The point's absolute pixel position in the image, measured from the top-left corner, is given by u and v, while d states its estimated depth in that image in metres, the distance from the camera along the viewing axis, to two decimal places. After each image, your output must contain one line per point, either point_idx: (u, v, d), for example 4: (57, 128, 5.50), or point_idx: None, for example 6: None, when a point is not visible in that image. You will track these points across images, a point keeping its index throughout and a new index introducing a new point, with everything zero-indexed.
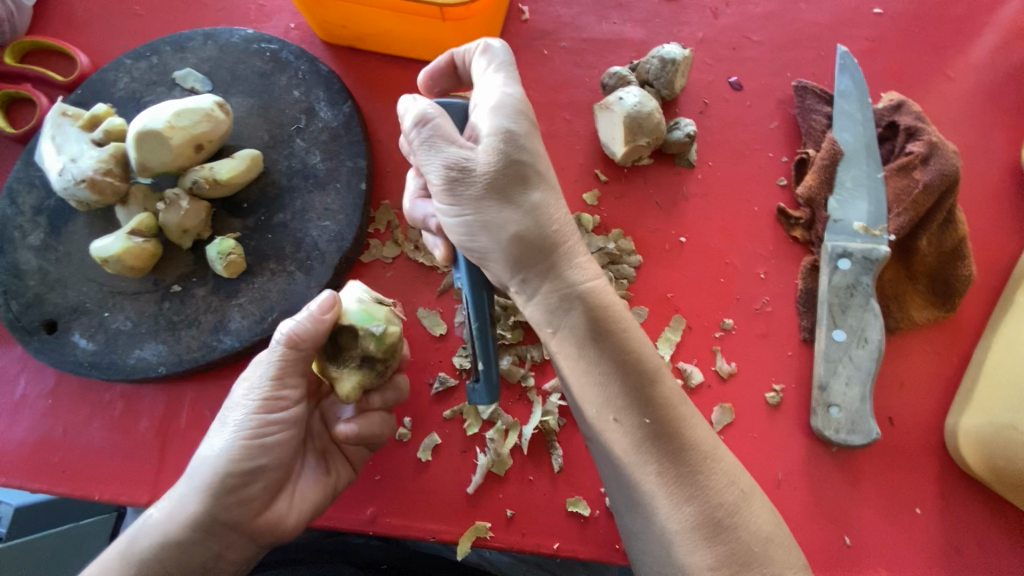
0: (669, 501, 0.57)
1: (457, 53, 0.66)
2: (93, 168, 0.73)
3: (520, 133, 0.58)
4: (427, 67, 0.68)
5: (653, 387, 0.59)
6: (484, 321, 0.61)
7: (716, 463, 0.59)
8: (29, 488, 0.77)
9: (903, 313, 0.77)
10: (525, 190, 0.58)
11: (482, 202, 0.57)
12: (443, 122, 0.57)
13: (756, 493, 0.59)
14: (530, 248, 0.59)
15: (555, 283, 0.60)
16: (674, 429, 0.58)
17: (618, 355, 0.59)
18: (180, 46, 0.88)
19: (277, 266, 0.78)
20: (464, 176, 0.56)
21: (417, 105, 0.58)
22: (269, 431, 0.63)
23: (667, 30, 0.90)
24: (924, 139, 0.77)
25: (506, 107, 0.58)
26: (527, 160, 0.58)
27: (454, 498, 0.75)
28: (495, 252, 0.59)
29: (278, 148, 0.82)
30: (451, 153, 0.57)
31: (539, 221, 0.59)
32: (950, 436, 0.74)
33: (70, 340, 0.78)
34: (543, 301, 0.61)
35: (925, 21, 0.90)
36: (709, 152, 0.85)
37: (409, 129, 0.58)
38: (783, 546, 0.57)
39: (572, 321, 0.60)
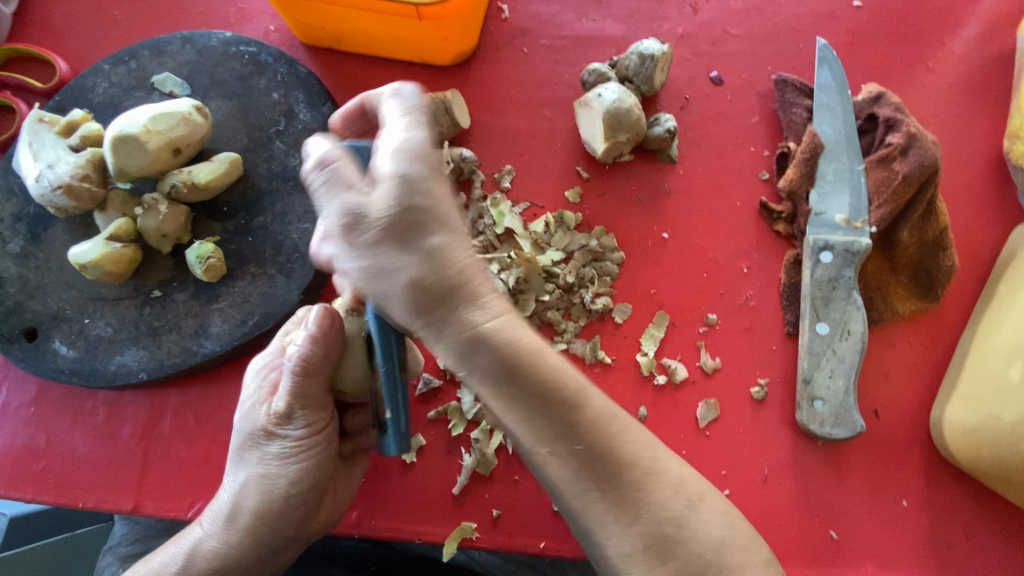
0: (616, 523, 0.54)
1: (368, 95, 0.61)
2: (70, 174, 0.73)
3: (417, 179, 0.52)
4: (340, 108, 0.64)
5: (578, 413, 0.53)
6: (394, 368, 0.58)
7: (657, 476, 0.55)
8: (14, 497, 0.77)
9: (886, 305, 0.77)
10: (421, 234, 0.51)
11: (376, 248, 0.52)
12: (343, 166, 0.53)
13: (706, 498, 0.57)
14: (431, 293, 0.52)
15: (459, 325, 0.52)
16: (605, 456, 0.53)
17: (536, 390, 0.52)
18: (158, 51, 0.87)
19: (257, 269, 0.78)
20: (359, 221, 0.52)
21: (320, 148, 0.55)
22: (309, 456, 0.61)
23: (648, 26, 0.90)
24: (903, 131, 0.77)
25: (407, 150, 0.52)
26: (420, 207, 0.52)
27: (440, 499, 0.75)
28: (392, 300, 0.53)
29: (258, 151, 0.82)
30: (346, 199, 0.52)
31: (434, 266, 0.51)
32: (935, 429, 0.74)
33: (50, 348, 0.77)
34: (449, 345, 0.53)
35: (905, 12, 0.90)
36: (690, 147, 0.85)
37: (309, 172, 0.55)
38: (741, 547, 0.55)
39: (482, 362, 0.52)
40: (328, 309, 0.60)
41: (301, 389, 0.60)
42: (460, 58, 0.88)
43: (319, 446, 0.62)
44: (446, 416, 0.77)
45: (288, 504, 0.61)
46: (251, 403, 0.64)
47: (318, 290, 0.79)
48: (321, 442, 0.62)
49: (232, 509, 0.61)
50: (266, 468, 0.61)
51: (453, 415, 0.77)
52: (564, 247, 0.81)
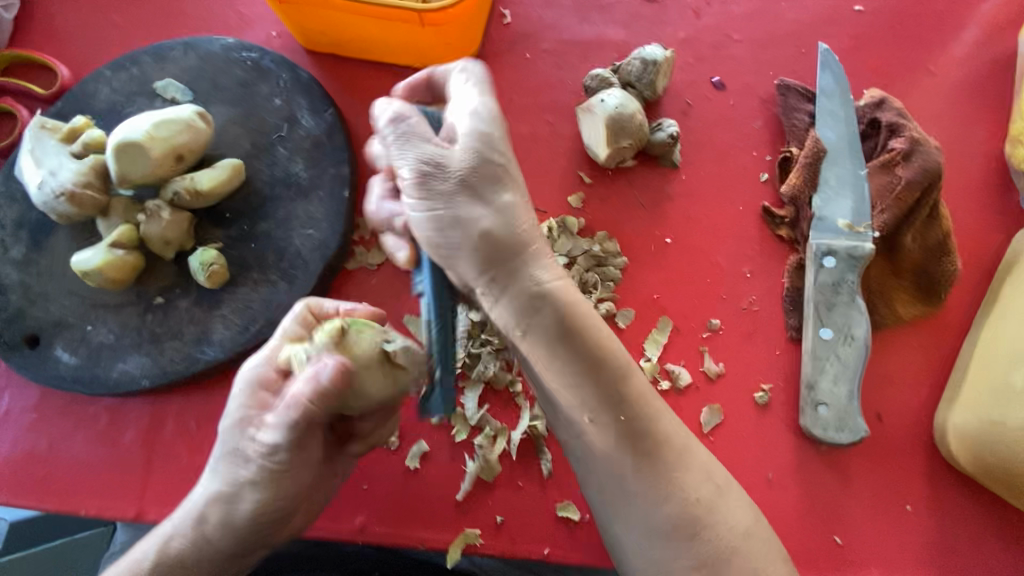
0: (653, 496, 0.57)
1: (437, 70, 0.60)
2: (72, 181, 0.73)
3: (496, 138, 0.56)
4: (402, 81, 0.62)
5: (623, 384, 0.58)
6: (446, 329, 0.55)
7: (690, 457, 0.59)
8: (16, 504, 0.77)
9: (889, 309, 0.77)
10: (498, 189, 0.55)
11: (453, 197, 0.54)
12: (419, 121, 0.54)
13: (732, 489, 0.60)
14: (502, 250, 0.55)
15: (523, 283, 0.57)
16: (646, 426, 0.58)
17: (589, 353, 0.58)
18: (160, 56, 0.87)
19: (260, 275, 0.78)
20: (437, 173, 0.53)
21: (392, 104, 0.55)
22: (290, 483, 0.61)
23: (650, 31, 0.90)
24: (906, 136, 0.77)
25: (485, 111, 0.56)
26: (497, 164, 0.55)
27: (444, 504, 0.75)
28: (460, 254, 0.54)
29: (261, 156, 0.82)
30: (426, 149, 0.53)
31: (508, 222, 0.56)
32: (938, 433, 0.74)
33: (53, 354, 0.77)
34: (510, 302, 0.57)
35: (906, 17, 0.90)
36: (692, 152, 0.85)
37: (381, 126, 0.54)
38: (763, 539, 0.58)
39: (542, 320, 0.57)
40: (343, 363, 0.54)
41: (292, 427, 0.56)
42: (462, 63, 0.88)
43: (301, 475, 0.61)
44: (449, 423, 0.77)
45: (256, 522, 0.61)
46: (236, 419, 0.60)
47: (321, 296, 0.79)
48: (300, 470, 0.61)
49: (200, 518, 0.61)
50: (238, 488, 0.59)
51: (456, 422, 0.77)
52: (567, 252, 0.81)
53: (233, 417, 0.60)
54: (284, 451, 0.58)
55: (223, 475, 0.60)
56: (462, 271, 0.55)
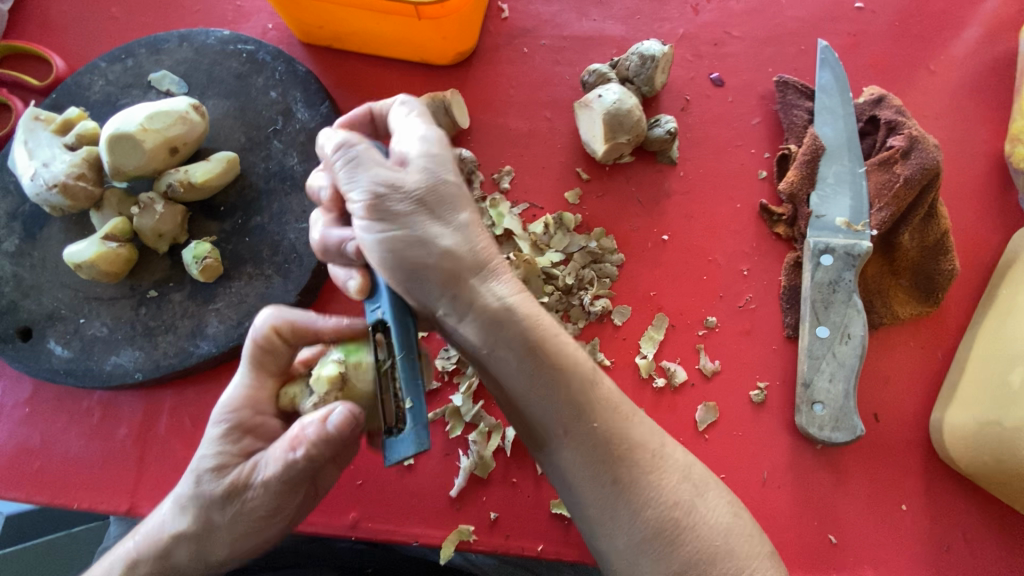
0: (630, 506, 0.56)
1: (374, 106, 0.65)
2: (65, 172, 0.73)
3: (446, 158, 0.56)
4: (345, 115, 0.66)
5: (595, 391, 0.57)
6: (411, 351, 0.50)
7: (665, 461, 0.58)
8: (8, 498, 0.76)
9: (887, 309, 0.76)
10: (456, 208, 0.55)
11: (410, 218, 0.53)
12: (366, 146, 0.55)
13: (712, 486, 0.60)
14: (461, 266, 0.55)
15: (485, 298, 0.55)
16: (619, 435, 0.57)
17: (557, 365, 0.56)
18: (156, 48, 0.87)
19: (254, 270, 0.77)
20: (391, 193, 0.53)
21: (339, 132, 0.56)
22: (269, 523, 0.60)
23: (649, 27, 0.90)
24: (905, 133, 0.76)
25: (433, 135, 0.57)
26: (452, 185, 0.55)
27: (437, 501, 0.74)
28: (421, 273, 0.53)
29: (256, 150, 0.81)
30: (379, 173, 0.53)
31: (467, 238, 0.55)
32: (935, 433, 0.74)
33: (45, 347, 0.77)
34: (474, 319, 0.55)
35: (907, 14, 0.90)
36: (690, 149, 0.85)
37: (330, 154, 0.56)
38: (745, 536, 0.57)
39: (507, 336, 0.55)
40: (352, 411, 0.54)
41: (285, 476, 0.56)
42: (460, 57, 0.88)
43: (281, 515, 0.60)
44: (444, 419, 0.77)
45: (225, 559, 0.60)
46: (216, 463, 0.57)
47: (316, 291, 0.79)
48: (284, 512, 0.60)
49: (166, 552, 0.58)
50: (212, 530, 0.58)
51: (451, 418, 0.77)
52: (563, 249, 0.80)
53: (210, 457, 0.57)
54: (272, 500, 0.57)
55: (196, 515, 0.57)
56: (425, 291, 0.54)
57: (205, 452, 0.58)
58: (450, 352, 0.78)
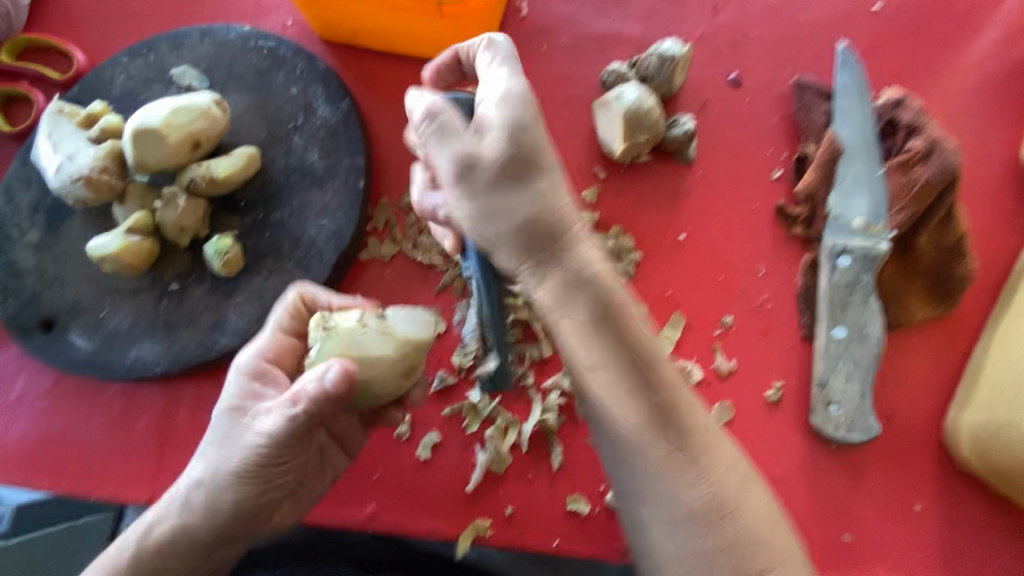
0: (676, 486, 0.57)
1: (461, 48, 0.65)
2: (89, 166, 0.73)
3: (527, 124, 0.55)
4: (433, 62, 0.67)
5: (658, 376, 0.57)
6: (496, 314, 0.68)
7: (715, 450, 0.59)
8: (30, 487, 0.77)
9: (903, 310, 0.77)
10: (534, 175, 0.54)
11: (492, 189, 0.54)
12: (449, 116, 0.55)
13: (755, 482, 0.61)
14: (541, 232, 0.55)
15: (565, 266, 0.55)
16: (677, 418, 0.57)
17: (630, 343, 0.55)
18: (177, 44, 0.87)
19: (274, 264, 0.78)
20: (474, 165, 0.53)
21: (425, 99, 0.56)
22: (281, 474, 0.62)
23: (667, 26, 0.90)
24: (924, 136, 0.77)
25: (513, 96, 0.56)
26: (530, 148, 0.54)
27: (454, 495, 0.75)
28: (503, 241, 0.55)
29: (276, 145, 0.82)
30: (458, 146, 0.54)
31: (546, 204, 0.55)
32: (951, 433, 0.74)
33: (67, 339, 0.78)
34: (553, 287, 0.55)
35: (925, 16, 0.90)
36: (708, 149, 0.85)
37: (418, 123, 0.56)
38: (781, 532, 0.60)
39: (582, 306, 0.55)
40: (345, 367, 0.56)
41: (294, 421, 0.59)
42: None
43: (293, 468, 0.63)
44: (461, 414, 0.77)
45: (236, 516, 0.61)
46: (237, 407, 0.62)
47: (335, 285, 0.80)
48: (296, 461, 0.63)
49: (186, 501, 0.61)
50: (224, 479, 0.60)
51: (467, 414, 0.77)
52: None
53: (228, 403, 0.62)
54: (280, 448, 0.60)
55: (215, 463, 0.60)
56: (506, 257, 0.56)
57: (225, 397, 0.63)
58: (467, 348, 0.78)
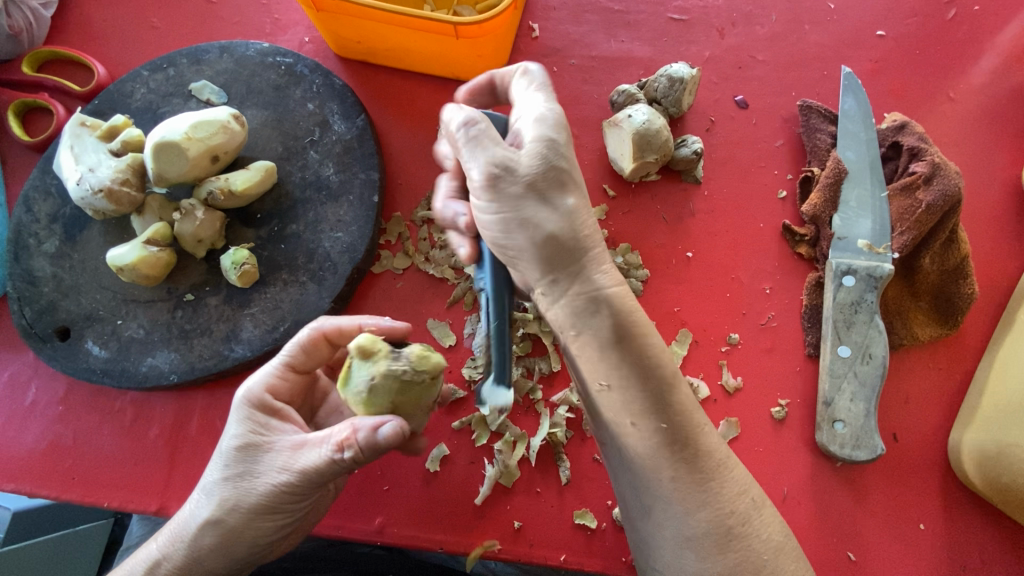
0: (684, 505, 0.58)
1: (497, 74, 0.65)
2: (111, 178, 0.75)
3: (561, 144, 0.57)
4: (467, 85, 0.68)
5: (672, 393, 0.59)
6: (505, 322, 0.58)
7: (729, 472, 0.60)
8: (40, 495, 0.78)
9: (907, 330, 0.78)
10: (564, 194, 0.57)
11: (520, 202, 0.56)
12: (489, 126, 0.56)
13: (767, 503, 0.61)
14: (562, 252, 0.58)
15: (584, 285, 0.59)
16: (691, 435, 0.59)
17: (642, 362, 0.59)
18: (197, 59, 0.89)
19: (289, 276, 0.79)
20: (506, 175, 0.55)
21: (465, 109, 0.58)
22: (289, 507, 0.60)
23: (675, 49, 0.92)
24: (927, 160, 0.78)
25: (549, 117, 0.58)
26: (563, 170, 0.57)
27: (462, 508, 0.76)
28: (524, 256, 0.58)
29: (293, 160, 0.84)
30: (496, 153, 0.55)
31: (573, 226, 0.58)
32: (953, 453, 0.75)
33: (82, 347, 0.78)
34: (568, 304, 0.59)
35: (927, 43, 0.92)
36: (714, 168, 0.87)
37: (455, 129, 0.57)
38: (792, 556, 0.59)
39: (598, 324, 0.59)
40: (401, 427, 0.56)
41: (327, 469, 0.57)
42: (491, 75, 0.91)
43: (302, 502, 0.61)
44: (470, 427, 0.78)
45: (245, 542, 0.61)
46: (244, 442, 0.60)
47: (348, 298, 0.81)
48: (303, 502, 0.61)
49: (195, 532, 0.60)
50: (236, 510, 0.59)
51: (476, 426, 0.78)
52: None
53: (235, 442, 0.60)
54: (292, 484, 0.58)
55: (223, 501, 0.59)
56: (524, 271, 0.59)
57: (234, 432, 0.61)
58: (477, 362, 0.80)
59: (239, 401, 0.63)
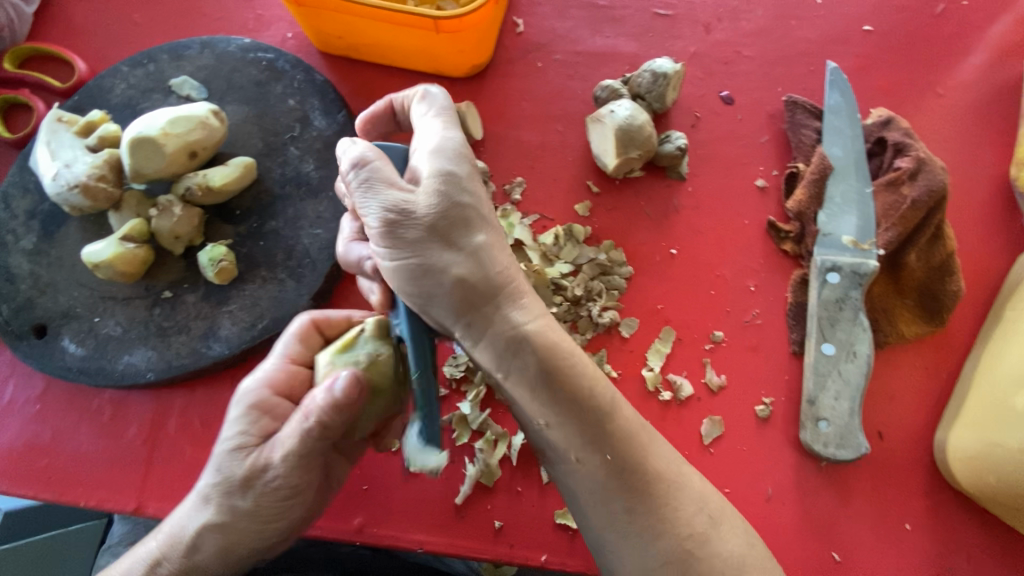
0: (643, 534, 0.58)
1: (395, 99, 0.67)
2: (87, 173, 0.74)
3: (461, 176, 0.57)
4: (365, 112, 0.69)
5: (610, 425, 0.59)
6: (427, 369, 0.56)
7: (683, 491, 0.60)
8: (16, 494, 0.77)
9: (892, 328, 0.77)
10: (469, 232, 0.57)
11: (423, 246, 0.56)
12: (382, 164, 0.56)
13: (725, 518, 0.60)
14: (476, 292, 0.57)
15: (502, 324, 0.58)
16: (634, 463, 0.59)
17: (573, 396, 0.59)
18: (177, 55, 0.89)
19: (268, 273, 0.78)
20: (405, 219, 0.55)
21: (357, 146, 0.57)
22: (290, 500, 0.60)
23: (661, 44, 0.92)
24: (912, 155, 0.78)
25: (446, 148, 0.59)
26: (465, 207, 0.57)
27: (442, 507, 0.75)
28: (436, 298, 0.57)
29: (273, 156, 0.83)
30: (389, 196, 0.55)
31: (483, 264, 0.58)
32: (939, 452, 0.74)
33: (59, 345, 0.78)
34: (490, 345, 0.59)
35: (914, 38, 0.91)
36: (699, 165, 0.86)
37: (346, 171, 0.57)
38: (760, 565, 0.59)
39: (524, 363, 0.58)
40: (355, 376, 0.55)
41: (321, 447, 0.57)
42: (474, 71, 0.90)
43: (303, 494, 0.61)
44: (451, 426, 0.77)
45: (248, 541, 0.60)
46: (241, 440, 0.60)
47: (328, 295, 0.80)
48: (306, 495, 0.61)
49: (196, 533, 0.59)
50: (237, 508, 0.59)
51: (457, 425, 0.77)
52: (572, 260, 0.81)
53: (233, 442, 0.60)
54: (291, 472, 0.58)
55: (223, 499, 0.59)
56: (439, 315, 0.57)
57: (232, 429, 0.60)
58: (458, 359, 0.78)
59: (239, 397, 0.63)
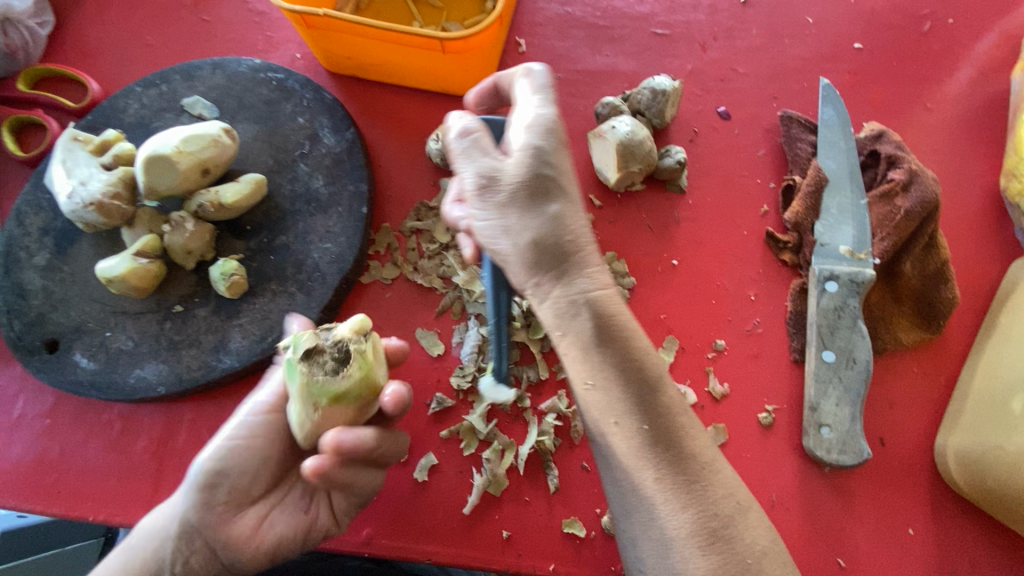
0: (667, 505, 0.58)
1: (501, 76, 0.69)
2: (101, 191, 0.75)
3: (547, 151, 0.61)
4: (477, 88, 0.72)
5: (655, 397, 0.62)
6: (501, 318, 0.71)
7: (714, 474, 0.60)
8: (25, 509, 0.77)
9: (891, 335, 0.79)
10: (547, 200, 0.61)
11: (506, 207, 0.61)
12: (483, 136, 0.63)
13: (753, 507, 0.61)
14: (545, 254, 0.62)
15: (565, 287, 0.63)
16: (674, 437, 0.61)
17: (624, 362, 0.61)
18: (189, 75, 0.91)
19: (278, 287, 0.80)
20: (492, 182, 0.61)
21: (464, 119, 0.64)
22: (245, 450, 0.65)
23: (659, 62, 0.95)
24: (905, 167, 0.80)
25: (539, 123, 0.62)
26: (548, 177, 0.61)
27: (450, 518, 0.75)
28: (511, 257, 0.63)
29: (283, 172, 0.85)
30: (484, 163, 0.62)
31: (556, 229, 0.62)
32: (939, 457, 0.75)
33: (71, 359, 0.79)
34: (551, 304, 0.63)
35: (903, 54, 0.94)
36: (698, 178, 0.88)
37: (452, 138, 0.64)
38: (778, 562, 0.59)
39: (579, 325, 0.62)
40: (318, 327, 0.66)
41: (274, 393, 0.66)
42: None
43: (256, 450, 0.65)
44: (459, 436, 0.78)
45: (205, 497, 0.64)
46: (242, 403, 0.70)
47: (336, 308, 0.82)
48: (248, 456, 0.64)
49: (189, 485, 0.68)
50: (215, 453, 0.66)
51: (465, 435, 0.78)
52: None
53: None
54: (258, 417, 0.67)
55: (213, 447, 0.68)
56: (512, 271, 0.64)
57: None
58: (465, 370, 0.80)
59: None
